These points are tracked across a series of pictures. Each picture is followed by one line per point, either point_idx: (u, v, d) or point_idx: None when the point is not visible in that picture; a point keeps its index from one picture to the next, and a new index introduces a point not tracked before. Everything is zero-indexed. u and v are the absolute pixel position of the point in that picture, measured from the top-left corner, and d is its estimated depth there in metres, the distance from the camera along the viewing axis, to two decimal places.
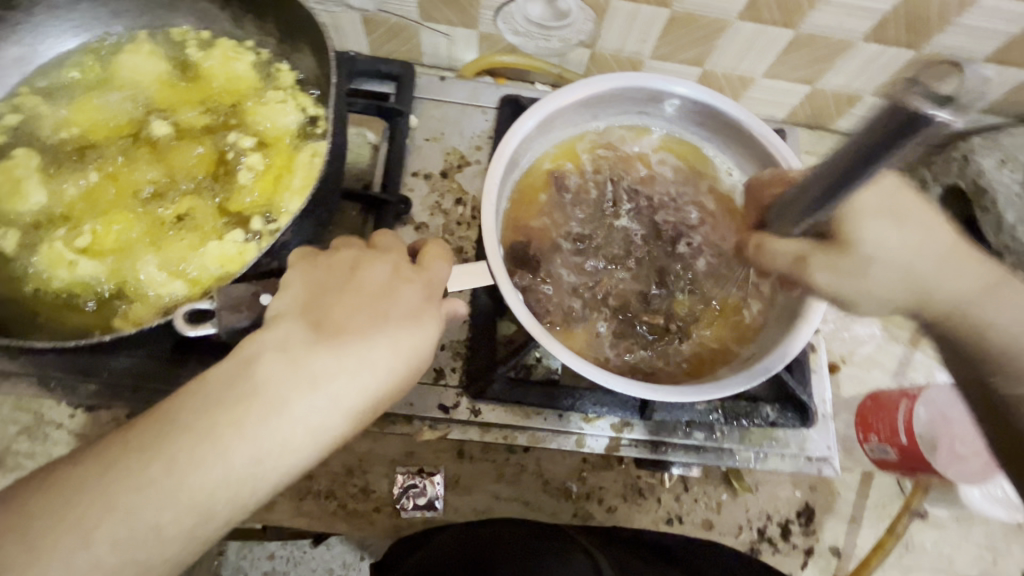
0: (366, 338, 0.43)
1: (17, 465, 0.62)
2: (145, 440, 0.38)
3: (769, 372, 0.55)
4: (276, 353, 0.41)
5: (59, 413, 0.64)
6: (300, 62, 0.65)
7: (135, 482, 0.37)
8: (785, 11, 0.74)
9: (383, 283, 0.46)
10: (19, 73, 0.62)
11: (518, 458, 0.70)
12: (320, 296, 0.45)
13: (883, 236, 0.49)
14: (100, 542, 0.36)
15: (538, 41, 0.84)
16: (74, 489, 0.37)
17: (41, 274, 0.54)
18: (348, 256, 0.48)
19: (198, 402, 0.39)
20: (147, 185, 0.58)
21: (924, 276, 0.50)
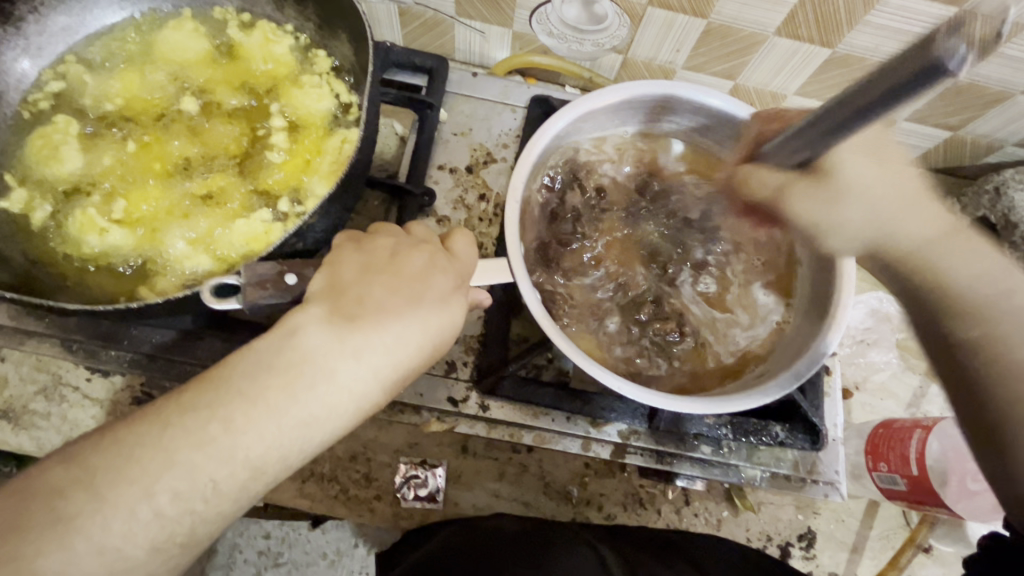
0: (395, 323, 0.44)
1: (32, 423, 0.64)
2: (172, 415, 0.38)
3: (793, 384, 0.55)
4: (306, 335, 0.42)
5: (76, 376, 0.65)
6: (336, 48, 0.66)
7: (195, 439, 0.38)
8: (824, 30, 0.73)
9: (415, 271, 0.47)
10: (65, 41, 0.64)
11: (519, 458, 0.70)
12: (351, 280, 0.45)
13: (856, 165, 0.50)
14: (161, 494, 0.37)
15: (571, 44, 0.84)
16: (99, 458, 0.36)
17: (72, 239, 0.55)
18: (382, 243, 0.49)
19: (229, 378, 0.40)
20: (180, 159, 0.59)
21: (891, 215, 0.50)
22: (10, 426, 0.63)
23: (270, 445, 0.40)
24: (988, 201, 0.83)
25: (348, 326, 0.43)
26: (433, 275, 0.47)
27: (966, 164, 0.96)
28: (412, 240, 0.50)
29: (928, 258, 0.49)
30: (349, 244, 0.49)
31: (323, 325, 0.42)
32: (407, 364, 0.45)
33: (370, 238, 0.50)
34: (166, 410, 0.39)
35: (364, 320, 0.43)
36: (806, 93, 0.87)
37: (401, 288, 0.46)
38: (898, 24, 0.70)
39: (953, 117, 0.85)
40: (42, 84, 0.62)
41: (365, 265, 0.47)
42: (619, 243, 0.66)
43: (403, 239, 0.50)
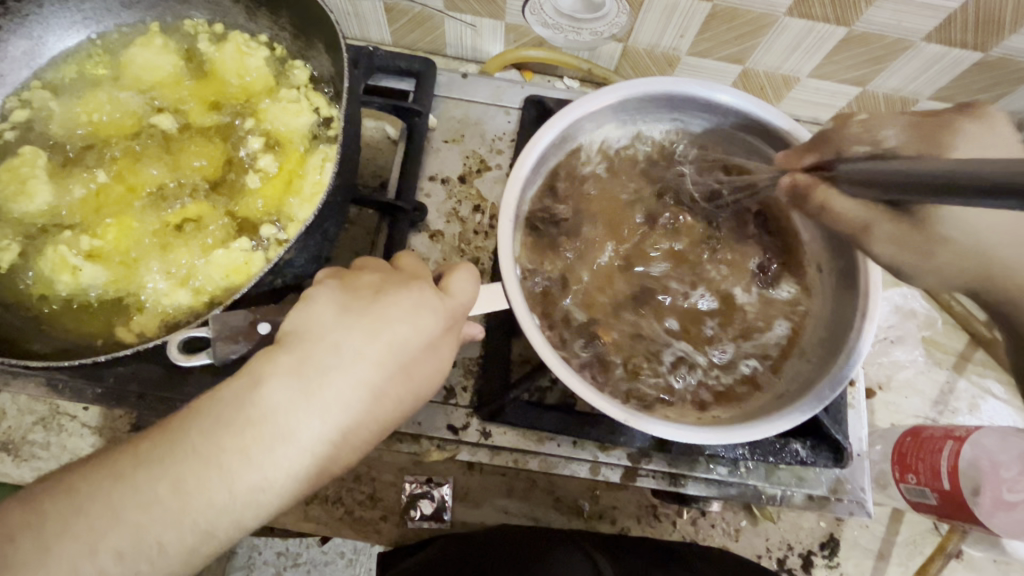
0: (373, 375, 0.41)
1: (31, 455, 0.62)
2: (126, 468, 0.35)
3: (803, 415, 0.52)
4: (269, 390, 0.38)
5: (72, 406, 0.64)
6: (314, 59, 0.61)
7: (143, 497, 0.35)
8: (840, 8, 0.67)
9: (400, 311, 0.43)
10: (28, 66, 0.60)
11: (528, 473, 0.67)
12: (331, 323, 0.42)
13: (964, 218, 0.46)
14: (105, 552, 0.34)
15: (567, 34, 0.79)
16: (52, 505, 0.34)
17: (46, 279, 0.52)
18: (367, 280, 0.45)
19: (185, 433, 0.37)
20: (155, 187, 0.56)
21: (998, 261, 0.47)
22: (9, 459, 0.62)
23: (226, 507, 0.36)
24: None
25: (318, 379, 0.39)
26: (419, 318, 0.43)
27: None
28: (400, 276, 0.46)
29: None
30: (334, 279, 0.45)
31: (289, 376, 0.39)
32: (384, 415, 0.42)
33: (355, 272, 0.46)
34: (121, 460, 0.36)
35: (337, 371, 0.40)
36: (821, 75, 0.81)
37: (373, 332, 0.42)
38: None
39: (982, 94, 0.79)
40: (8, 114, 0.59)
41: (348, 303, 0.43)
42: (622, 254, 0.62)
43: (391, 275, 0.46)
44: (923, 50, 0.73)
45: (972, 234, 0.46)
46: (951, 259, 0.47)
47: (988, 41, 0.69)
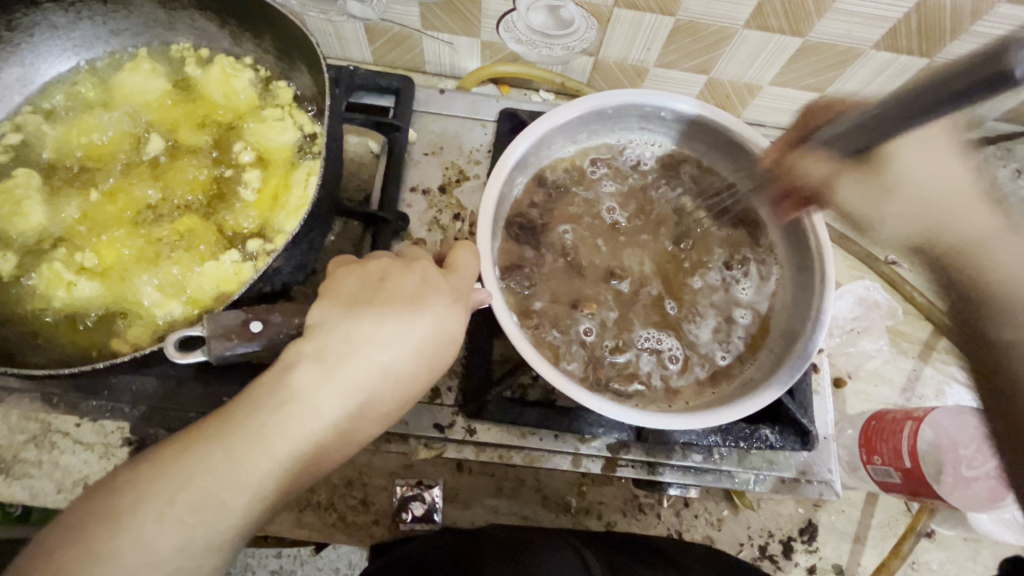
0: (386, 353, 0.44)
1: (23, 473, 0.64)
2: (195, 438, 0.40)
3: (784, 385, 0.55)
4: (298, 373, 0.42)
5: (65, 422, 0.65)
6: (297, 79, 0.64)
7: (205, 461, 0.39)
8: (794, 20, 0.72)
9: (407, 294, 0.46)
10: (21, 92, 0.63)
11: (515, 471, 0.70)
12: (350, 310, 0.45)
13: (914, 159, 0.50)
14: (180, 505, 0.37)
15: (540, 49, 0.83)
16: (136, 471, 0.38)
17: (41, 295, 0.55)
18: (373, 269, 0.48)
19: (233, 412, 0.41)
20: (147, 204, 0.59)
21: (941, 211, 0.50)
22: (1, 478, 0.63)
23: (275, 471, 0.40)
24: None
25: (337, 361, 0.43)
26: (429, 298, 0.46)
27: None
28: (405, 262, 0.49)
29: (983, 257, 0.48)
30: (343, 271, 0.49)
31: (314, 359, 0.43)
32: (405, 386, 0.45)
33: (363, 261, 0.49)
34: (187, 435, 0.40)
35: (358, 350, 0.44)
36: (780, 83, 0.86)
37: (387, 316, 0.45)
38: (866, 9, 0.69)
39: None
40: (2, 138, 0.61)
41: (360, 291, 0.46)
42: (595, 255, 0.65)
43: (397, 259, 0.49)
44: (872, 58, 0.78)
45: (917, 185, 0.50)
46: (903, 208, 0.51)
47: (931, 47, 0.74)
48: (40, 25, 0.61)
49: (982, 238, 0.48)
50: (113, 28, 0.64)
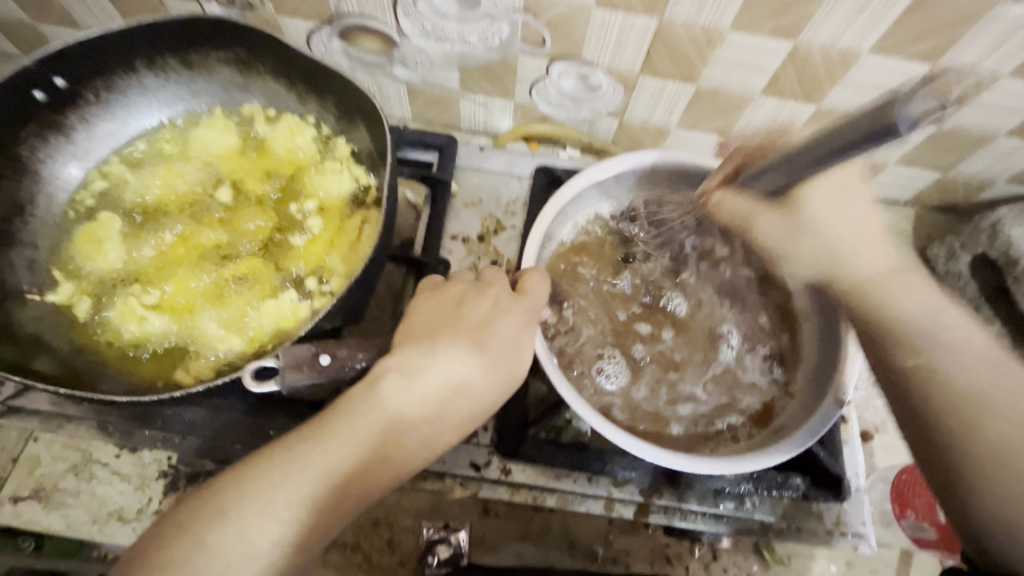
0: (462, 367, 0.48)
1: (60, 503, 0.67)
2: (295, 439, 0.43)
3: (812, 436, 0.57)
4: (385, 383, 0.46)
5: (104, 453, 0.69)
6: (355, 136, 0.70)
7: (302, 461, 0.42)
8: (808, 88, 0.78)
9: (479, 316, 0.50)
10: (109, 145, 0.69)
11: (542, 518, 0.71)
12: (433, 331, 0.49)
13: (823, 203, 0.58)
14: (279, 501, 0.41)
15: (569, 111, 0.90)
16: (245, 468, 0.42)
17: (115, 327, 0.59)
18: (453, 292, 0.52)
19: (329, 416, 0.45)
20: (214, 247, 0.64)
21: (842, 249, 0.58)
22: (40, 506, 0.67)
23: (359, 474, 0.43)
24: None
25: (418, 373, 0.47)
26: (501, 320, 0.50)
27: (961, 200, 1.00)
28: (479, 286, 0.53)
29: (875, 288, 0.55)
30: (425, 296, 0.53)
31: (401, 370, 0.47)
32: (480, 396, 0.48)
33: (443, 287, 0.53)
34: (287, 438, 0.44)
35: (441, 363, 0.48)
36: None
37: (465, 337, 0.49)
38: (875, 80, 0.75)
39: (942, 159, 0.90)
40: (89, 184, 0.67)
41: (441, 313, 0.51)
42: (624, 304, 0.69)
43: (473, 285, 0.53)
44: None
45: (827, 228, 0.58)
46: (811, 251, 0.59)
47: None
48: (133, 86, 0.68)
49: (878, 274, 0.56)
50: (194, 89, 0.71)
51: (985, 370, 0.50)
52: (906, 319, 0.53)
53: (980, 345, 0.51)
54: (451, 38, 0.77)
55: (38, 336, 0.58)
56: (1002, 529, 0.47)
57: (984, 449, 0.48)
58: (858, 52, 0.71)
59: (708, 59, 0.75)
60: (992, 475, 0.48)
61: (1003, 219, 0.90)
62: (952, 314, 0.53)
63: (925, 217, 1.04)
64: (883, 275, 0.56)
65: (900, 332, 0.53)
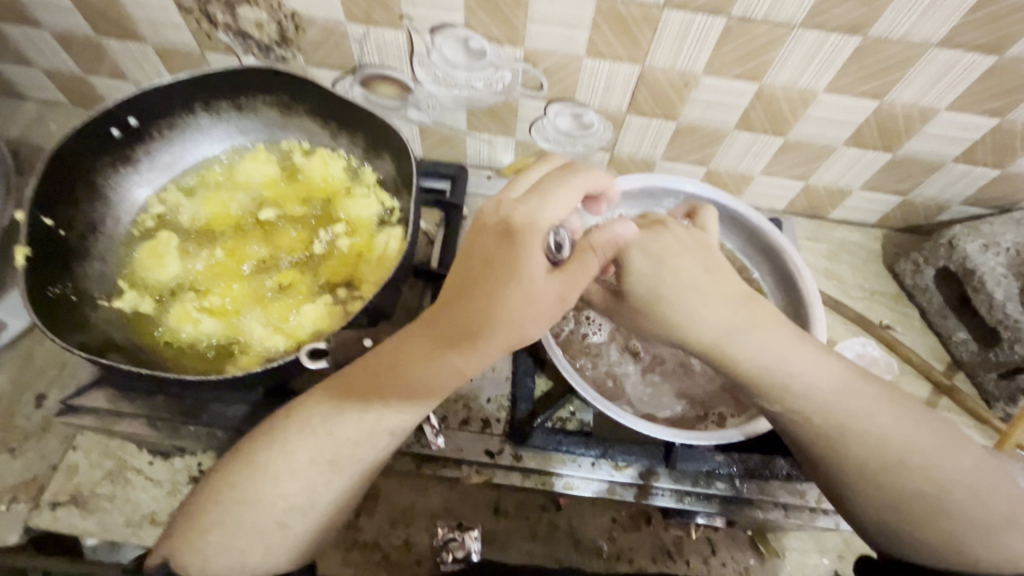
0: (493, 320, 0.54)
1: (97, 507, 0.79)
2: (310, 404, 0.58)
3: None
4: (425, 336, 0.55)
5: (139, 460, 0.82)
6: (381, 165, 0.81)
7: (316, 419, 0.56)
8: (775, 122, 0.90)
9: (522, 270, 0.54)
10: (166, 175, 0.80)
11: (550, 517, 0.80)
12: (417, 336, 0.56)
13: (642, 274, 0.59)
14: (298, 452, 0.55)
15: (566, 146, 1.01)
16: (273, 429, 0.57)
17: (173, 329, 0.67)
18: (493, 244, 0.55)
19: (344, 381, 0.57)
20: (259, 260, 0.73)
21: (692, 316, 0.58)
22: (78, 510, 0.78)
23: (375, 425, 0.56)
24: (945, 253, 0.99)
25: (464, 320, 0.55)
26: (545, 270, 0.55)
27: (922, 221, 1.10)
28: (519, 238, 0.55)
29: (723, 347, 0.58)
30: (474, 242, 0.57)
31: (388, 379, 0.56)
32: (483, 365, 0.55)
33: (481, 238, 0.56)
34: (304, 404, 0.58)
35: (428, 363, 0.55)
36: (769, 172, 1.03)
37: (504, 287, 0.54)
38: (832, 115, 0.87)
39: (900, 184, 1.01)
40: (149, 208, 0.77)
41: (479, 275, 0.55)
42: None
43: (523, 229, 0.55)
44: (844, 153, 0.95)
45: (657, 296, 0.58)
46: (666, 325, 0.58)
47: (892, 143, 0.91)
48: (191, 125, 0.79)
49: (721, 336, 0.58)
50: (241, 127, 0.82)
51: (834, 399, 0.57)
52: (767, 371, 0.58)
53: (834, 374, 0.58)
54: (460, 84, 0.88)
55: (107, 335, 0.66)
56: (885, 531, 0.54)
57: (847, 473, 0.55)
58: (815, 91, 0.83)
59: (686, 99, 0.87)
60: (860, 490, 0.55)
61: (957, 235, 0.98)
62: (801, 354, 0.58)
63: (892, 237, 1.14)
64: (754, 329, 0.58)
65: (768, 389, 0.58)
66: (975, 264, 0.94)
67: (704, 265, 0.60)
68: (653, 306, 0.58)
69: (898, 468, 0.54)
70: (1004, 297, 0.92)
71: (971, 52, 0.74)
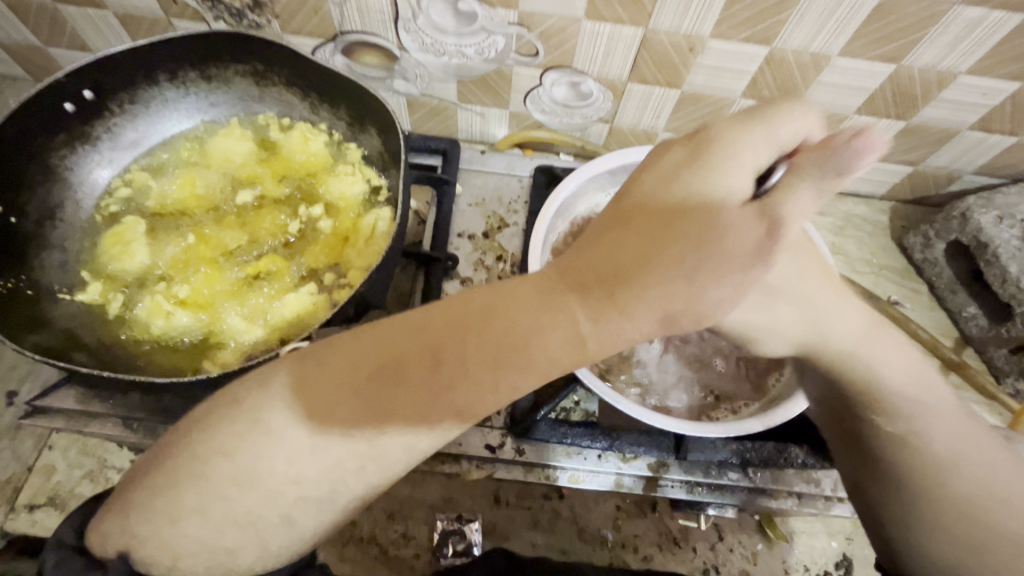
0: (614, 289, 0.38)
1: (76, 508, 0.74)
2: (296, 382, 0.41)
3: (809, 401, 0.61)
4: (497, 307, 0.40)
5: (120, 459, 0.78)
6: (366, 141, 0.75)
7: (291, 411, 0.40)
8: (785, 90, 0.84)
9: (737, 248, 0.38)
10: (131, 153, 0.74)
11: (552, 506, 0.77)
12: (474, 310, 0.40)
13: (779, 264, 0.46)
14: (267, 466, 0.39)
15: (562, 118, 0.95)
16: (224, 425, 0.40)
17: (144, 322, 0.62)
18: (653, 189, 0.41)
19: (384, 353, 0.40)
20: (235, 246, 0.67)
21: (813, 313, 0.47)
22: (57, 512, 0.74)
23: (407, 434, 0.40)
24: (958, 225, 0.95)
25: (558, 313, 0.39)
26: (727, 235, 0.38)
27: (933, 192, 1.06)
28: (666, 212, 0.40)
29: (855, 359, 0.48)
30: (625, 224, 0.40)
31: (440, 372, 0.39)
32: (613, 345, 0.39)
33: (628, 219, 0.41)
34: (271, 386, 0.41)
35: (492, 365, 0.39)
36: None
37: (605, 284, 0.38)
38: (845, 81, 0.81)
39: (912, 154, 0.96)
40: (113, 191, 0.71)
41: (640, 246, 0.39)
42: None
43: (692, 210, 0.39)
44: (855, 122, 0.89)
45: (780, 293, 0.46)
46: (789, 324, 0.47)
47: (907, 111, 0.86)
48: (156, 98, 0.73)
49: (855, 341, 0.48)
50: (211, 100, 0.75)
51: (938, 413, 0.48)
52: (861, 367, 0.48)
53: (915, 374, 0.49)
54: (448, 51, 0.81)
55: (70, 331, 0.61)
56: None
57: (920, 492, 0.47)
58: (829, 55, 0.77)
59: (691, 65, 0.81)
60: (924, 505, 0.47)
61: (971, 207, 0.94)
62: (925, 374, 0.50)
63: (901, 209, 1.10)
64: (860, 335, 0.48)
65: (870, 399, 0.49)
66: (988, 237, 0.90)
67: (802, 253, 0.47)
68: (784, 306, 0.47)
69: (996, 510, 0.45)
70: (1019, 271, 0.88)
71: (999, 9, 0.68)
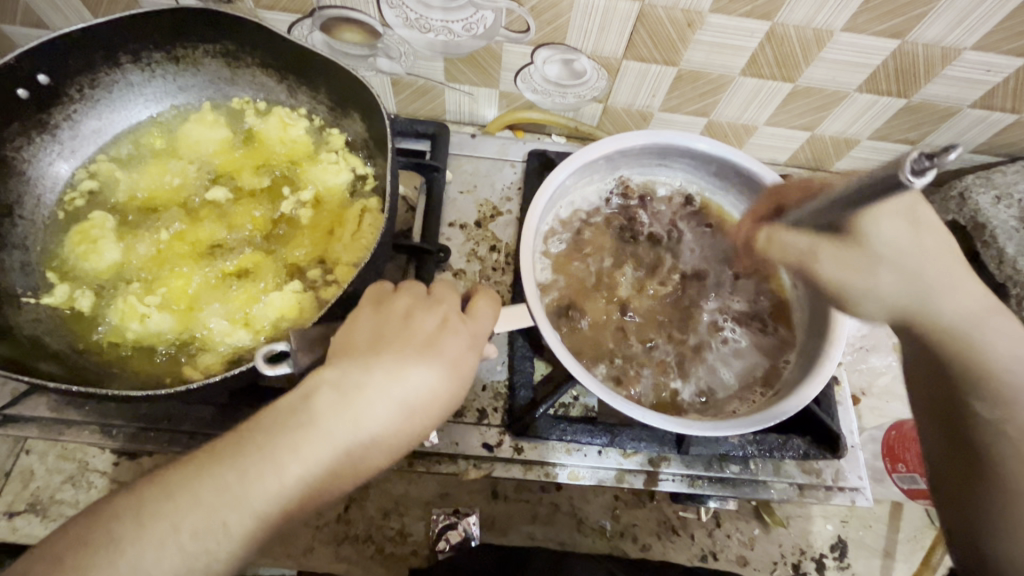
0: (384, 356, 0.46)
1: (58, 514, 0.65)
2: (210, 464, 0.41)
3: (811, 397, 0.59)
4: (319, 399, 0.43)
5: (103, 461, 0.68)
6: (349, 126, 0.70)
7: (213, 481, 0.40)
8: (785, 67, 0.81)
9: (424, 335, 0.48)
10: (95, 143, 0.69)
11: (550, 498, 0.73)
12: (357, 348, 0.47)
13: (890, 227, 0.52)
14: (185, 530, 0.38)
15: (554, 98, 0.90)
16: (149, 496, 0.39)
17: (117, 327, 0.58)
18: (400, 304, 0.50)
19: (248, 436, 0.42)
20: (213, 242, 0.63)
21: (925, 284, 0.51)
22: (39, 519, 0.64)
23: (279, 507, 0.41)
24: (955, 205, 0.93)
25: (355, 396, 0.44)
26: (449, 336, 0.48)
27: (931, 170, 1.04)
28: (430, 299, 0.51)
29: (966, 332, 0.49)
30: (367, 306, 0.50)
31: (284, 437, 0.42)
32: (434, 409, 0.46)
33: (385, 301, 0.50)
34: (195, 458, 0.41)
35: (348, 418, 0.43)
36: (774, 123, 0.94)
37: (413, 348, 0.47)
38: (847, 57, 0.78)
39: (912, 132, 0.93)
40: (77, 183, 0.67)
41: (389, 334, 0.48)
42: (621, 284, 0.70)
43: (421, 297, 0.51)
44: (856, 100, 0.86)
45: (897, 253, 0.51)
46: (888, 281, 0.52)
47: (910, 88, 0.83)
48: (119, 82, 0.67)
49: (969, 316, 0.50)
50: (181, 84, 0.70)
51: None
52: (1001, 364, 0.48)
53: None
54: (434, 27, 0.76)
55: (35, 338, 0.57)
56: None
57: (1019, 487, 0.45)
58: (832, 30, 0.74)
59: (689, 41, 0.77)
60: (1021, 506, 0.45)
61: (969, 187, 0.91)
62: None
63: None
64: (967, 315, 0.50)
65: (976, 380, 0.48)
66: (986, 217, 0.89)
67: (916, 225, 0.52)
68: (895, 276, 0.51)
69: None
70: (1015, 252, 0.87)
71: None
